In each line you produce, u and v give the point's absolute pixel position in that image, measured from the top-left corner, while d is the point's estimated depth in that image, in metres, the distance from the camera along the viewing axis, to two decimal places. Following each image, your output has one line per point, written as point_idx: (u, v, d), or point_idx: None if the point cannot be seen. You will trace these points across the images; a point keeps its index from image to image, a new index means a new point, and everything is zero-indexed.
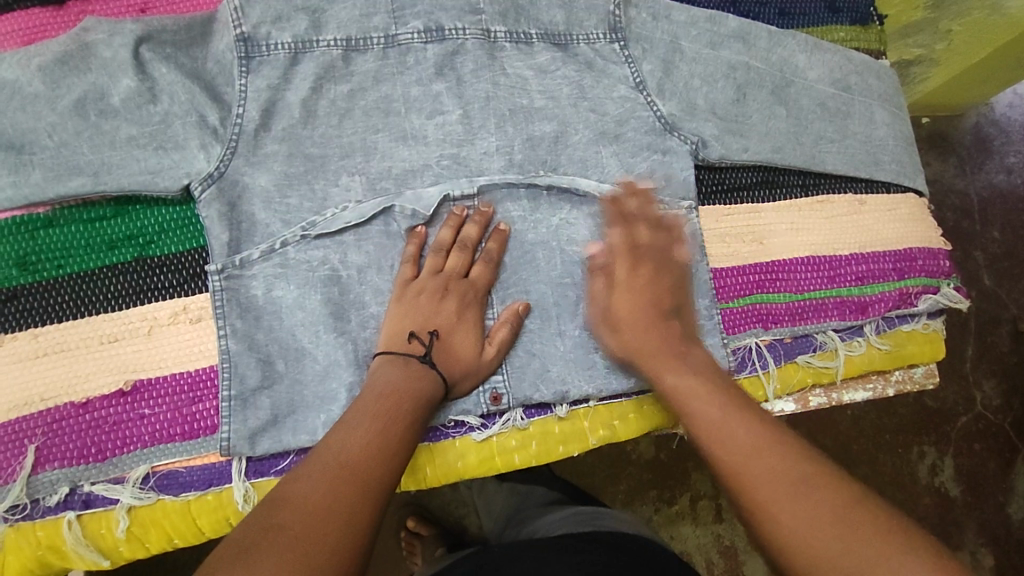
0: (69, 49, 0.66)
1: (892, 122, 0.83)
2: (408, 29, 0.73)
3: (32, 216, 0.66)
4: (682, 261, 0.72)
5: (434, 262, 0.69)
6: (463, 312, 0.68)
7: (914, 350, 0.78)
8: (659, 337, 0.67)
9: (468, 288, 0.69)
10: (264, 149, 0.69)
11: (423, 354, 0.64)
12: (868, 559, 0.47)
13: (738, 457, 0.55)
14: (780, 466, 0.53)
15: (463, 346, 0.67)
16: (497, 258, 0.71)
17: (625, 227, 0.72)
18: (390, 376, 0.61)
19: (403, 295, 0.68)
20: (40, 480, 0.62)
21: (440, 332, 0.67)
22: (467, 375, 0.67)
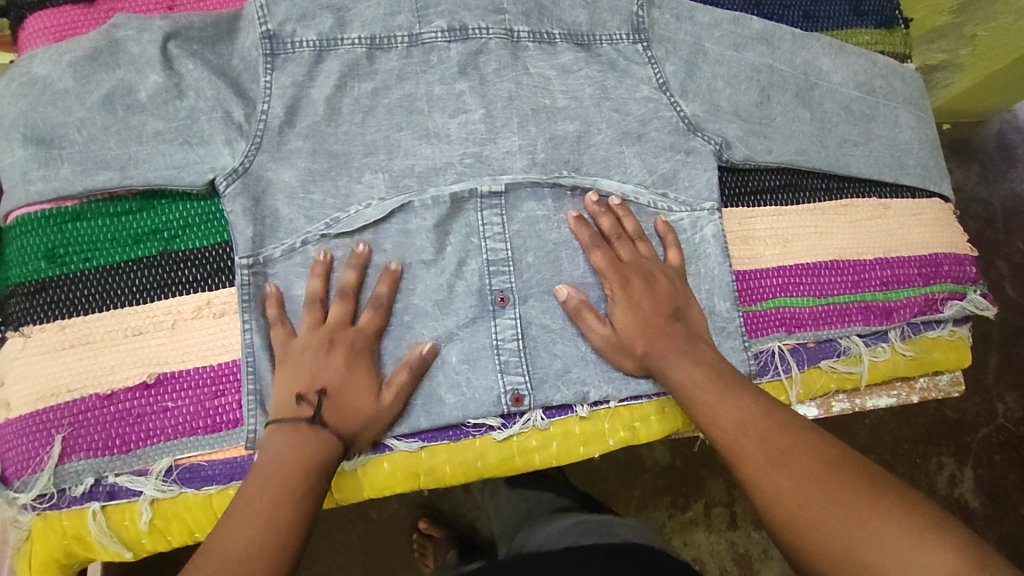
0: (99, 45, 0.67)
1: (917, 126, 0.82)
2: (432, 28, 0.73)
3: (61, 210, 0.67)
4: (676, 266, 0.72)
5: (309, 318, 0.65)
6: (353, 361, 0.64)
7: (939, 357, 0.77)
8: (677, 336, 0.67)
9: (352, 335, 0.65)
10: (289, 145, 0.69)
11: (313, 416, 0.60)
12: (840, 518, 0.49)
13: (746, 447, 0.57)
14: (764, 439, 0.57)
15: (356, 400, 0.63)
16: (387, 302, 0.67)
17: (606, 247, 0.71)
18: (277, 450, 0.58)
19: (284, 358, 0.64)
20: (66, 471, 0.62)
21: (329, 389, 0.62)
22: (369, 426, 0.63)
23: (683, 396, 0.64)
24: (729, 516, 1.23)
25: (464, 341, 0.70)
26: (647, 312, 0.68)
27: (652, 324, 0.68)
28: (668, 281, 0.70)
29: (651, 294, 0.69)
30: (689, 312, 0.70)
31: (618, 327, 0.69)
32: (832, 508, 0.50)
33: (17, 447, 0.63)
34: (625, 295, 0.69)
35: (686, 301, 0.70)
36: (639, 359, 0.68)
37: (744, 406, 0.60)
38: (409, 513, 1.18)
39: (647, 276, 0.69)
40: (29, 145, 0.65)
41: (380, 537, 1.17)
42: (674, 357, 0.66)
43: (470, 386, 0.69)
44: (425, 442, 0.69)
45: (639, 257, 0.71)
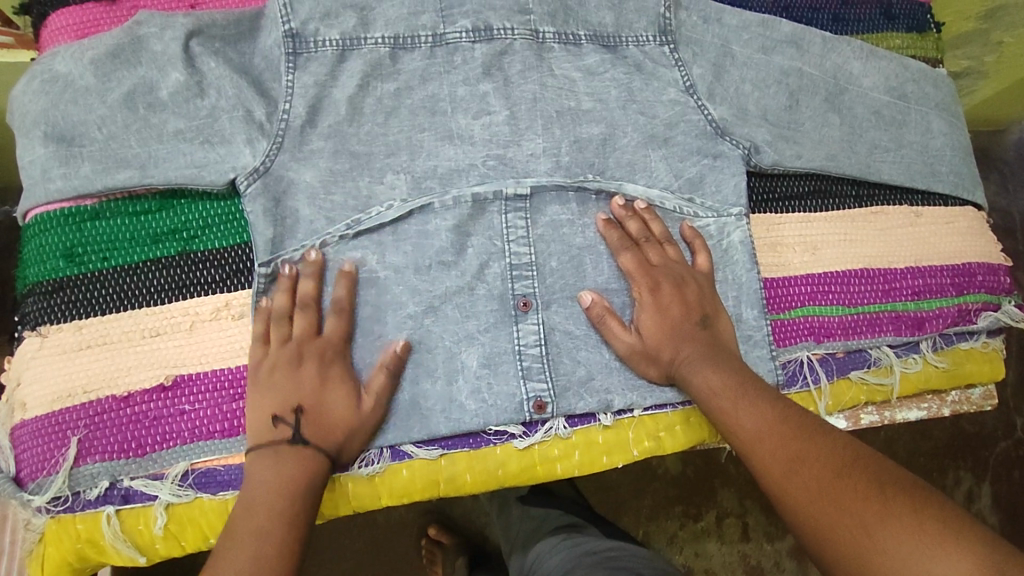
0: (122, 42, 0.66)
1: (950, 132, 0.80)
2: (456, 28, 0.72)
3: (80, 208, 0.66)
4: (705, 272, 0.70)
5: (277, 334, 0.64)
6: (325, 371, 0.63)
7: (972, 369, 0.75)
8: (704, 343, 0.66)
9: (321, 344, 0.64)
10: (310, 145, 0.68)
11: (294, 434, 0.60)
12: (859, 524, 0.48)
13: (760, 455, 0.56)
14: (778, 448, 0.55)
15: (334, 411, 0.62)
16: (349, 306, 0.66)
17: (635, 251, 0.70)
18: (266, 475, 0.58)
19: (255, 379, 0.62)
20: (81, 473, 0.61)
21: (305, 407, 0.61)
22: (351, 437, 0.63)
23: (704, 402, 0.63)
24: (741, 527, 1.21)
25: (485, 346, 0.68)
26: (675, 317, 0.67)
27: (681, 330, 0.66)
28: (698, 286, 0.69)
29: (681, 298, 0.67)
30: (718, 321, 0.68)
31: (643, 332, 0.67)
32: (842, 516, 0.49)
33: (32, 448, 0.62)
34: (654, 299, 0.68)
35: (714, 309, 0.68)
36: (665, 366, 0.66)
37: (759, 411, 0.59)
38: (418, 518, 1.17)
39: (677, 279, 0.68)
40: (49, 142, 0.65)
41: (388, 542, 1.15)
42: (701, 363, 0.64)
43: (492, 393, 0.67)
44: (445, 449, 0.67)
45: (668, 261, 0.70)
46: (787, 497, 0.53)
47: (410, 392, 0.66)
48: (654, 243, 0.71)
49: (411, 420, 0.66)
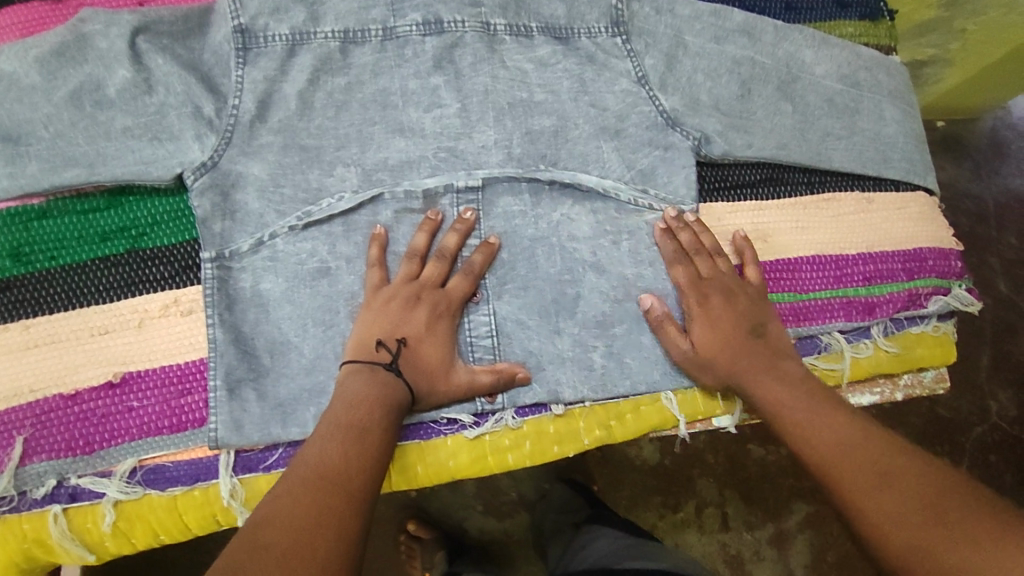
0: (66, 39, 0.66)
1: (902, 119, 0.81)
2: (407, 22, 0.72)
3: (26, 207, 0.66)
4: (755, 283, 0.71)
5: (406, 270, 0.67)
6: (434, 323, 0.66)
7: (923, 353, 0.76)
8: (762, 353, 0.66)
9: (441, 296, 0.67)
10: (259, 140, 0.68)
11: (391, 361, 0.62)
12: (968, 557, 0.45)
13: (852, 475, 0.54)
14: (876, 460, 0.54)
15: (430, 355, 0.65)
16: (481, 271, 0.69)
17: (687, 263, 0.71)
18: (357, 388, 0.59)
19: (372, 302, 0.65)
20: (28, 472, 0.61)
21: (408, 341, 0.64)
22: (434, 388, 0.64)
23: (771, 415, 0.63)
24: (722, 517, 1.21)
25: None
26: (726, 328, 0.68)
27: (734, 342, 0.67)
28: (749, 296, 0.69)
29: (732, 310, 0.68)
30: (770, 327, 0.69)
31: (696, 343, 0.68)
32: (955, 545, 0.46)
33: None
34: (704, 311, 0.69)
35: (767, 316, 0.69)
36: (719, 375, 0.67)
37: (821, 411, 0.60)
38: (398, 515, 1.17)
39: (727, 289, 0.69)
40: None
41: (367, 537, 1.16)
42: (762, 377, 0.65)
43: None
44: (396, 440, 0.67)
45: (717, 270, 0.70)
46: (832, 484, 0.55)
47: None
48: (700, 252, 0.71)
49: None
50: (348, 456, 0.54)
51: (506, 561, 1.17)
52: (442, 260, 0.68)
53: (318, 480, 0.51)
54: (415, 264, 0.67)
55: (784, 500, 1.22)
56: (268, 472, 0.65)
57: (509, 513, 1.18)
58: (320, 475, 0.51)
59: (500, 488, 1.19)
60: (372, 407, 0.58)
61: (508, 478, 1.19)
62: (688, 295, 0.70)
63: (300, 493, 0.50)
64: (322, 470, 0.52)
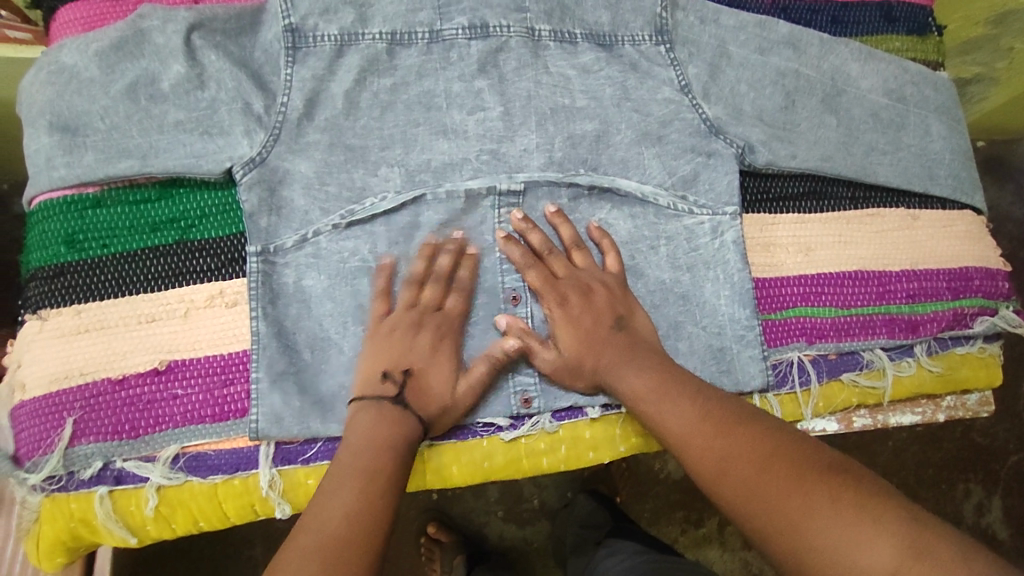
0: (125, 34, 0.68)
1: (949, 135, 0.80)
2: (453, 25, 0.73)
3: (81, 196, 0.68)
4: (611, 273, 0.69)
5: (405, 299, 0.67)
6: (437, 346, 0.66)
7: (968, 375, 0.74)
8: (618, 348, 0.65)
9: (443, 317, 0.68)
10: (307, 137, 0.69)
11: (397, 396, 0.62)
12: (795, 510, 0.49)
13: (695, 457, 0.57)
14: (718, 448, 0.56)
15: (436, 381, 0.65)
16: (473, 284, 0.70)
17: (538, 267, 0.69)
18: (369, 424, 0.60)
19: (372, 338, 0.65)
20: (76, 453, 0.62)
21: (414, 369, 0.64)
22: (445, 411, 0.65)
23: (630, 404, 0.64)
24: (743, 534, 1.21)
25: (477, 339, 0.70)
26: (588, 326, 0.67)
27: (595, 340, 0.66)
28: (607, 289, 0.68)
29: (590, 307, 0.67)
30: (634, 318, 0.68)
31: (561, 349, 0.67)
32: (773, 508, 0.50)
33: (30, 428, 0.63)
34: (564, 313, 0.67)
35: (628, 308, 0.68)
36: (590, 376, 0.66)
37: (693, 401, 0.60)
38: (418, 516, 1.17)
39: (584, 289, 0.68)
40: (54, 132, 0.66)
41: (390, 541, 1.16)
42: (622, 367, 0.64)
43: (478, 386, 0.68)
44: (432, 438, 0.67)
45: (573, 269, 0.69)
46: (712, 483, 0.55)
47: None
48: (555, 255, 0.69)
49: None
50: (359, 515, 0.54)
51: (526, 568, 1.17)
52: (438, 280, 0.69)
53: (331, 543, 0.51)
54: (417, 290, 0.68)
55: None
56: (306, 465, 0.66)
57: (530, 520, 1.19)
58: (332, 539, 0.51)
59: (522, 494, 1.19)
60: (385, 455, 0.58)
61: (530, 484, 1.19)
62: (548, 301, 0.68)
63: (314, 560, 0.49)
64: (339, 529, 0.52)
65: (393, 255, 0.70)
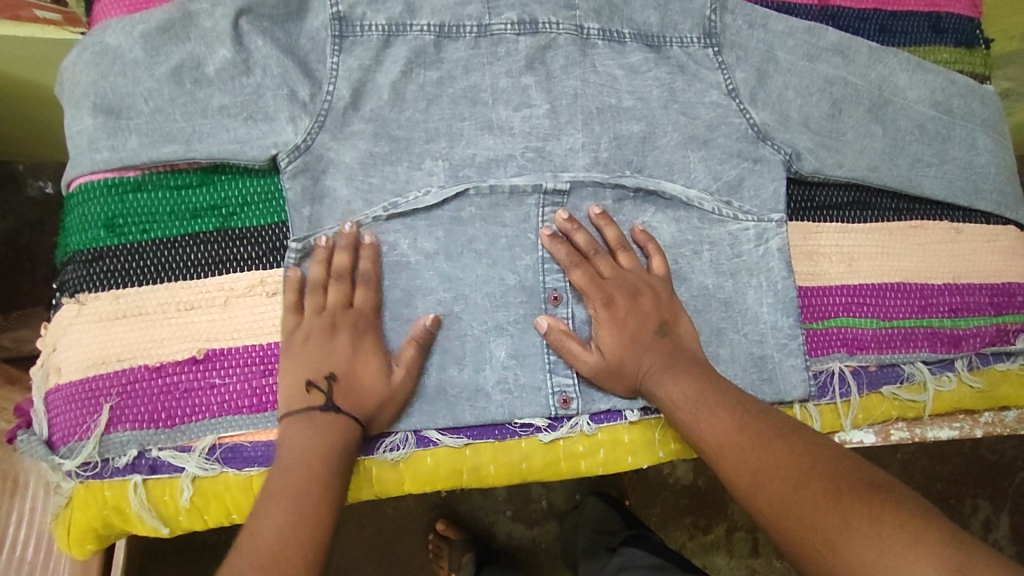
0: (172, 17, 0.67)
1: (995, 150, 0.79)
2: (502, 20, 0.72)
3: (122, 179, 0.67)
4: (657, 276, 0.69)
5: (312, 303, 0.64)
6: (359, 340, 0.63)
7: (1008, 392, 0.74)
8: (658, 353, 0.65)
9: (354, 316, 0.64)
10: (351, 127, 0.68)
11: (326, 403, 0.60)
12: (829, 528, 0.47)
13: (731, 468, 0.56)
14: (753, 461, 0.55)
15: (367, 379, 0.62)
16: (377, 275, 0.66)
17: (584, 265, 0.68)
18: (295, 443, 0.58)
19: (289, 348, 0.63)
20: (112, 441, 0.62)
21: (339, 373, 0.61)
22: (384, 406, 0.63)
23: (666, 411, 0.63)
24: (752, 542, 1.20)
25: (513, 338, 0.68)
26: (632, 330, 0.66)
27: (637, 343, 0.65)
28: (655, 293, 0.67)
29: (636, 309, 0.66)
30: (678, 325, 0.67)
31: (604, 349, 0.66)
32: (807, 525, 0.49)
33: (65, 413, 0.62)
34: (609, 314, 0.66)
35: (671, 314, 0.67)
36: (630, 379, 0.66)
37: (728, 411, 0.59)
38: (427, 513, 1.15)
39: (631, 290, 0.67)
40: (97, 114, 0.65)
41: (395, 536, 1.13)
42: (663, 373, 0.63)
43: (516, 385, 0.67)
44: (469, 439, 0.67)
45: (619, 270, 0.68)
46: (748, 497, 0.54)
47: (438, 379, 0.66)
48: (600, 254, 0.68)
49: (437, 406, 0.66)
50: (302, 541, 0.53)
51: (534, 569, 1.16)
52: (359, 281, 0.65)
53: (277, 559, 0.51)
54: (319, 295, 0.64)
55: None
56: None
57: (539, 521, 1.17)
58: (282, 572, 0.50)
59: (532, 495, 1.18)
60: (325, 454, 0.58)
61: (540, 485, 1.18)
62: (594, 302, 0.67)
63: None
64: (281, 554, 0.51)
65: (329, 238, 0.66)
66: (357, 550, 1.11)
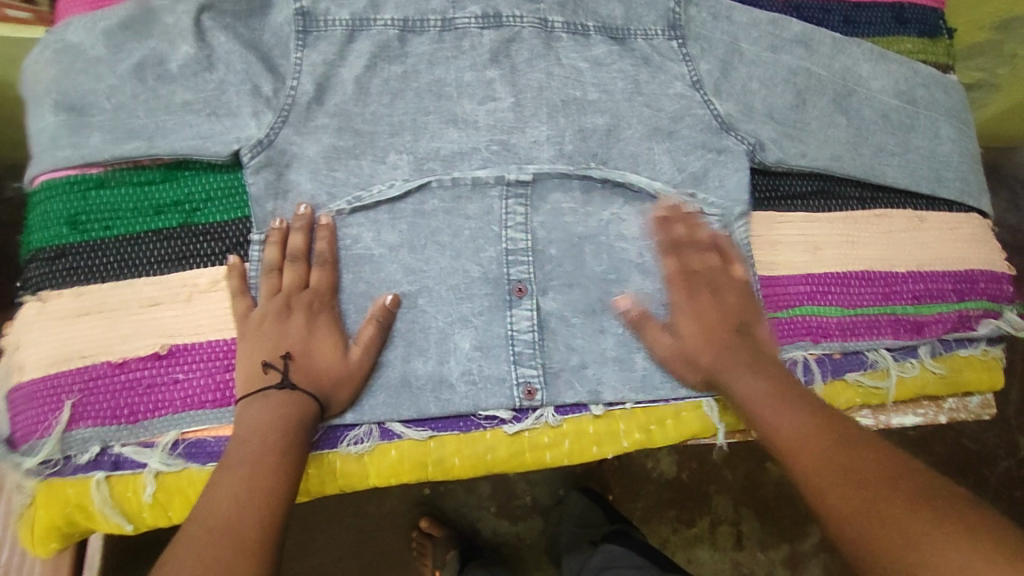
0: (134, 14, 0.67)
1: (958, 138, 0.80)
2: (466, 14, 0.72)
3: (84, 176, 0.67)
4: (737, 274, 0.70)
5: (267, 286, 0.64)
6: (314, 321, 0.64)
7: (970, 377, 0.75)
8: (740, 350, 0.65)
9: (309, 297, 0.64)
10: (315, 122, 0.68)
11: (282, 380, 0.60)
12: (926, 530, 0.46)
13: (794, 462, 0.56)
14: (812, 457, 0.55)
15: (322, 358, 0.63)
16: (333, 256, 0.66)
17: (678, 255, 0.70)
18: (251, 416, 0.58)
19: (244, 331, 0.63)
20: (74, 437, 0.62)
21: (294, 352, 0.62)
22: (342, 384, 0.63)
23: (745, 404, 0.62)
24: (735, 535, 1.20)
25: (478, 329, 0.68)
26: (714, 322, 0.67)
27: (717, 335, 0.66)
28: (738, 289, 0.69)
29: (720, 302, 0.68)
30: (757, 325, 0.68)
31: (681, 337, 0.67)
32: (883, 525, 0.48)
33: (28, 411, 0.62)
34: (692, 304, 0.68)
35: (754, 317, 0.68)
36: (704, 371, 0.66)
37: (812, 409, 0.59)
38: (408, 510, 1.15)
39: (716, 283, 0.69)
40: (59, 111, 0.65)
41: (376, 533, 1.13)
42: (734, 368, 0.64)
43: (481, 376, 0.68)
44: (435, 431, 0.67)
45: (708, 265, 0.69)
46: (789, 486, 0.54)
47: (402, 372, 0.67)
48: (693, 249, 0.70)
49: (402, 398, 0.66)
50: (250, 503, 0.53)
51: (516, 565, 1.16)
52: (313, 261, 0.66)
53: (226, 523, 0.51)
54: (275, 277, 0.65)
55: (799, 520, 1.21)
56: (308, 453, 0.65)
57: (523, 517, 1.17)
58: (233, 531, 0.51)
59: (514, 490, 1.18)
60: (281, 424, 0.58)
61: (522, 480, 1.18)
62: (674, 288, 0.69)
63: (204, 551, 0.49)
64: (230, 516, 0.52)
65: (282, 220, 0.66)
66: (338, 548, 1.11)
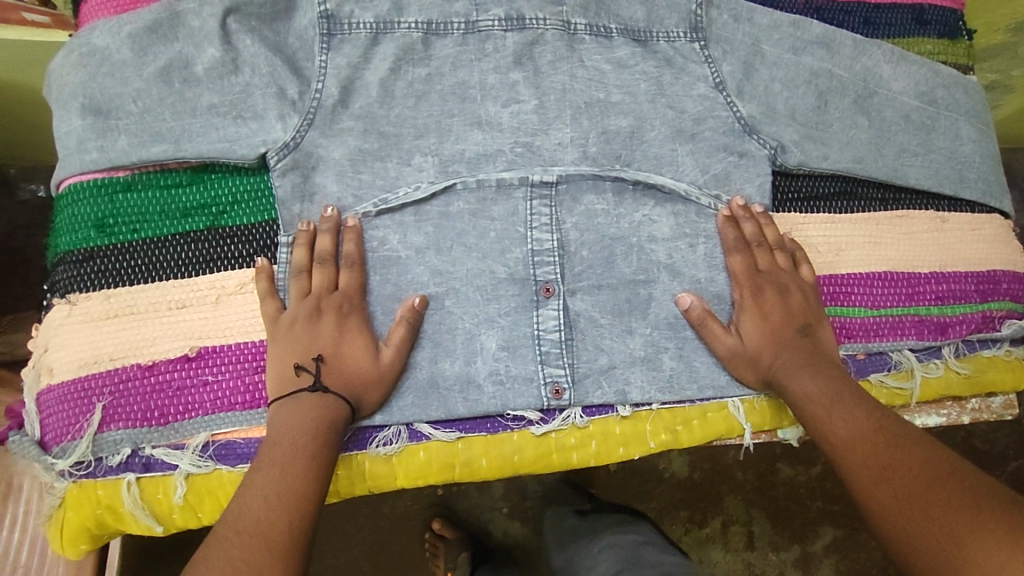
0: (160, 17, 0.67)
1: (979, 139, 0.80)
2: (489, 17, 0.72)
3: (112, 179, 0.67)
4: (807, 282, 0.71)
5: (297, 288, 0.65)
6: (344, 323, 0.64)
7: (994, 378, 0.75)
8: (801, 351, 0.67)
9: (337, 299, 0.64)
10: (340, 124, 0.68)
11: (314, 382, 0.60)
12: (965, 525, 0.47)
13: (851, 462, 0.57)
14: (867, 458, 0.56)
15: (354, 360, 0.63)
16: (361, 257, 0.67)
17: (745, 253, 0.71)
18: (281, 419, 0.59)
19: (275, 333, 0.63)
20: (105, 439, 0.62)
21: (325, 355, 0.62)
22: (373, 386, 0.63)
23: (801, 408, 0.64)
24: (747, 535, 1.20)
25: (504, 330, 0.68)
26: (775, 322, 0.68)
27: (779, 335, 0.68)
28: (804, 295, 0.70)
29: (783, 305, 0.69)
30: (819, 329, 0.69)
31: (743, 336, 0.69)
32: (928, 522, 0.49)
33: (58, 413, 0.63)
34: (756, 303, 0.69)
35: (818, 319, 0.70)
36: (763, 370, 0.68)
37: (867, 411, 0.60)
38: (423, 511, 1.15)
39: (782, 287, 0.70)
40: (86, 114, 0.65)
41: (391, 534, 1.13)
42: (797, 369, 0.65)
43: (507, 377, 0.68)
44: (463, 432, 0.68)
45: (774, 266, 0.71)
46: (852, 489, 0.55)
47: (429, 373, 0.67)
48: (762, 249, 0.71)
49: (430, 399, 0.67)
50: (278, 506, 0.53)
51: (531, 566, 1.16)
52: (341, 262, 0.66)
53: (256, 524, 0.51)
54: (304, 279, 0.65)
55: (812, 520, 1.21)
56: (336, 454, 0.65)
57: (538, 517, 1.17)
58: (266, 534, 0.50)
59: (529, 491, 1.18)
60: (310, 427, 0.58)
61: (537, 481, 1.18)
62: (741, 287, 0.70)
63: (235, 550, 0.49)
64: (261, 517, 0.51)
65: (310, 222, 0.66)
66: (354, 549, 1.11)
